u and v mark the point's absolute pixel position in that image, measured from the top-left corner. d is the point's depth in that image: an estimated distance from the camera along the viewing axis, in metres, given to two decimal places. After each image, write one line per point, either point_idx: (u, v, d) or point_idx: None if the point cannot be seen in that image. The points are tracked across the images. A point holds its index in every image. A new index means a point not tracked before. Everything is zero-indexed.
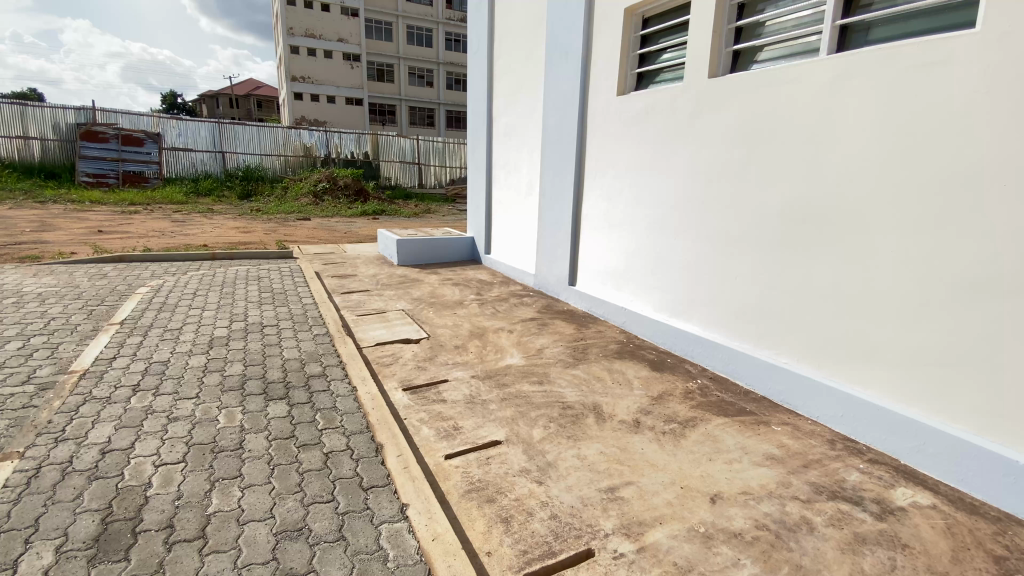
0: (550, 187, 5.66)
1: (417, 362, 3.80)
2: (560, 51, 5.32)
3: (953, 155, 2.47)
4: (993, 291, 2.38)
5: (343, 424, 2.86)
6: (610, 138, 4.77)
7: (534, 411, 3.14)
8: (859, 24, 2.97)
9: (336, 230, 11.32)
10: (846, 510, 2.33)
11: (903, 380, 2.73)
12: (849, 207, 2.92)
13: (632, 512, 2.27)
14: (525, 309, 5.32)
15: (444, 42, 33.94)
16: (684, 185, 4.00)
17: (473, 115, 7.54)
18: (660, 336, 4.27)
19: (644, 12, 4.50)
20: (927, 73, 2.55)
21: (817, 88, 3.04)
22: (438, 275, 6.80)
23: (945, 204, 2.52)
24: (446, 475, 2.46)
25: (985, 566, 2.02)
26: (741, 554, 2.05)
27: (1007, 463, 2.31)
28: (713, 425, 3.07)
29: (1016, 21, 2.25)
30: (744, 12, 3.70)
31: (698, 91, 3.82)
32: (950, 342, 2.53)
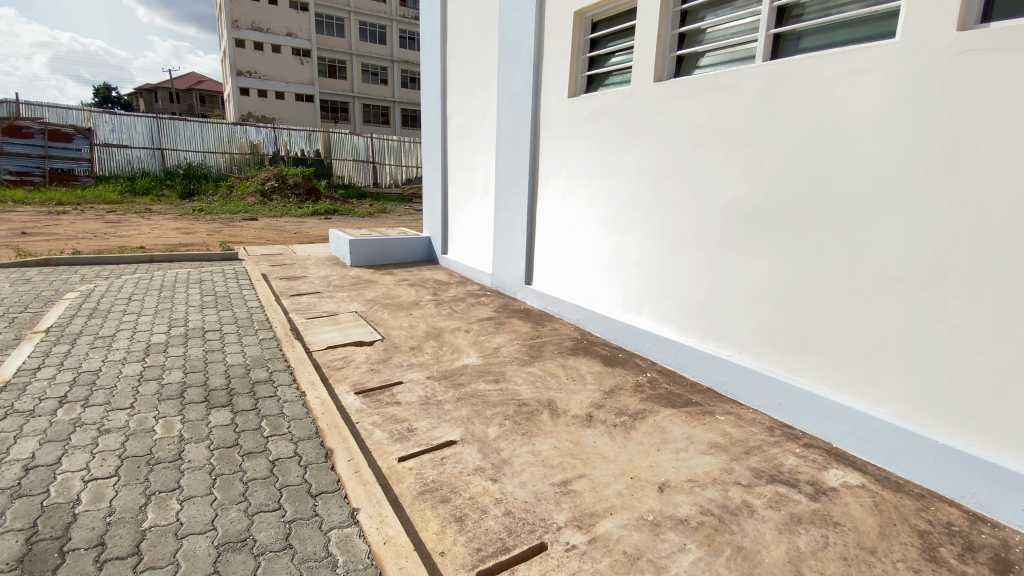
0: (505, 187, 5.69)
1: (370, 365, 3.73)
2: (512, 52, 5.36)
3: (875, 157, 2.67)
4: (913, 283, 2.57)
5: (291, 430, 2.78)
6: (562, 139, 4.85)
7: (489, 409, 3.15)
8: (792, 33, 3.15)
9: (286, 231, 10.95)
10: (784, 492, 2.47)
11: (835, 368, 2.92)
12: (785, 206, 3.09)
13: (585, 505, 2.32)
14: (482, 308, 5.32)
15: (398, 40, 33.43)
16: (632, 185, 4.13)
17: (428, 114, 7.48)
18: (613, 332, 4.38)
19: (593, 15, 4.60)
20: (851, 80, 2.74)
21: (753, 93, 3.20)
22: (394, 276, 6.70)
23: (868, 203, 2.71)
24: (398, 477, 2.44)
25: (907, 538, 2.19)
26: (687, 539, 2.14)
27: (924, 442, 2.51)
28: (662, 416, 3.18)
29: (927, 34, 2.45)
30: (687, 19, 3.85)
31: (644, 94, 3.95)
32: (874, 331, 2.73)
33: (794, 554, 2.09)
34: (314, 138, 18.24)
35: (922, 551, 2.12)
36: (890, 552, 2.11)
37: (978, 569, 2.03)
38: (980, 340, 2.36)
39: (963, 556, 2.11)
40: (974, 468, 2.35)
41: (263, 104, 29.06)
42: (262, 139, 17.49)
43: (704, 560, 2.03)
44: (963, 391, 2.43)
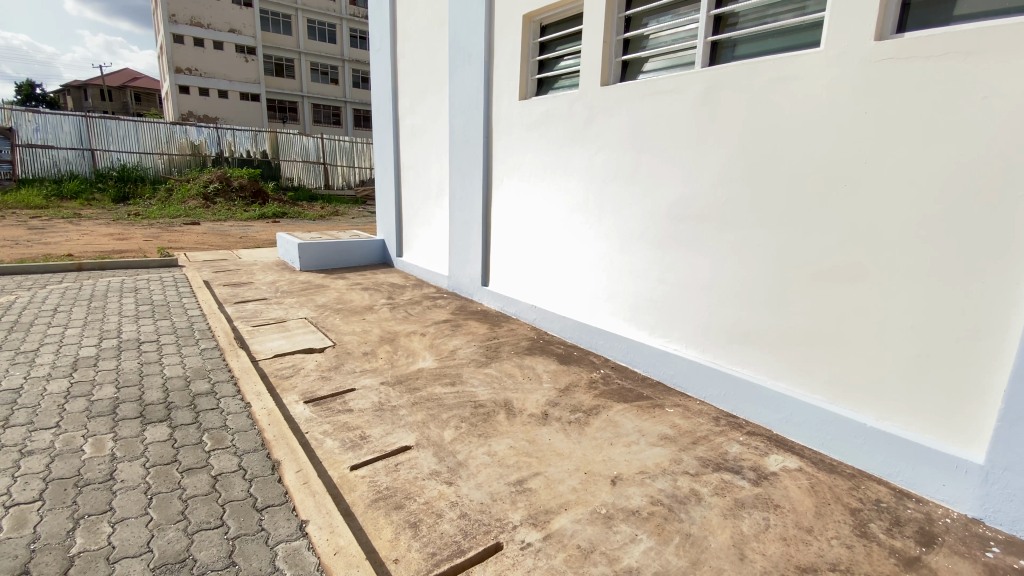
0: (459, 188, 5.67)
1: (321, 372, 3.63)
2: (463, 54, 5.36)
3: (805, 159, 2.83)
4: (842, 276, 2.74)
5: (235, 444, 2.66)
6: (514, 140, 4.88)
7: (445, 413, 3.13)
8: (728, 41, 3.31)
9: (231, 235, 10.48)
10: (729, 479, 2.58)
11: (774, 358, 3.08)
12: (724, 206, 3.23)
13: (539, 502, 2.35)
14: (438, 311, 5.28)
15: (348, 39, 32.69)
16: (582, 187, 4.22)
17: (379, 115, 7.36)
18: (567, 330, 4.45)
19: (541, 20, 4.66)
20: (781, 87, 2.90)
21: (693, 98, 3.34)
22: (347, 280, 6.54)
23: (800, 202, 2.88)
24: (351, 486, 2.38)
25: (840, 516, 2.33)
26: (638, 529, 2.21)
27: (855, 425, 2.68)
28: (615, 411, 3.26)
29: (847, 44, 2.63)
30: (630, 25, 3.96)
31: (592, 97, 4.04)
32: (808, 323, 2.90)
33: (738, 537, 2.19)
34: (260, 138, 17.57)
35: (854, 527, 2.27)
36: (825, 531, 2.24)
37: (903, 542, 2.19)
38: (901, 328, 2.55)
39: (891, 530, 2.26)
40: (899, 447, 2.53)
41: (205, 103, 27.70)
42: (204, 139, 16.70)
43: (655, 549, 2.10)
44: (889, 376, 2.61)
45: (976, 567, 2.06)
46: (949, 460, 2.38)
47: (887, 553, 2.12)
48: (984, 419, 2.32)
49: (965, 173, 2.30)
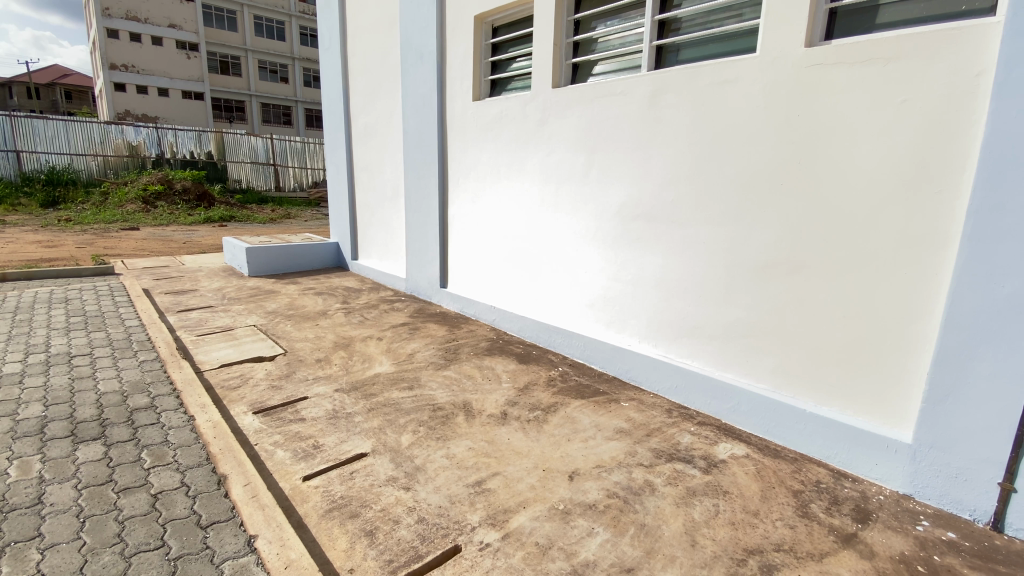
0: (414, 189, 5.61)
1: (271, 382, 3.50)
2: (415, 54, 5.31)
3: (744, 159, 2.97)
4: (782, 270, 2.88)
5: (176, 460, 2.53)
6: (469, 141, 4.87)
7: (403, 417, 3.09)
8: (672, 45, 3.42)
9: (173, 241, 9.97)
10: (681, 468, 2.67)
11: (721, 351, 3.20)
12: (671, 205, 3.35)
13: (498, 502, 2.36)
14: (396, 314, 5.20)
15: (297, 36, 31.63)
16: (536, 187, 4.27)
17: (330, 115, 7.19)
18: (526, 330, 4.48)
19: (493, 21, 4.68)
20: (721, 90, 3.03)
21: (640, 100, 3.43)
22: (299, 285, 6.35)
23: (741, 200, 3.01)
24: (304, 497, 2.31)
25: (784, 499, 2.46)
26: (595, 523, 2.25)
27: (796, 411, 2.83)
28: (572, 407, 3.31)
29: (780, 49, 2.76)
30: (580, 28, 4.02)
31: (543, 99, 4.09)
32: (751, 316, 3.04)
33: (689, 524, 2.27)
34: (204, 139, 16.79)
35: (797, 509, 2.39)
36: (770, 513, 2.35)
37: (841, 519, 2.33)
38: (834, 317, 2.71)
39: (829, 509, 2.40)
40: (837, 430, 2.69)
41: (144, 101, 26.21)
42: (142, 139, 15.84)
43: (611, 541, 2.15)
44: (826, 364, 2.77)
45: (907, 540, 2.21)
46: (882, 441, 2.54)
47: (826, 532, 2.25)
48: (912, 400, 2.49)
49: (888, 171, 2.47)
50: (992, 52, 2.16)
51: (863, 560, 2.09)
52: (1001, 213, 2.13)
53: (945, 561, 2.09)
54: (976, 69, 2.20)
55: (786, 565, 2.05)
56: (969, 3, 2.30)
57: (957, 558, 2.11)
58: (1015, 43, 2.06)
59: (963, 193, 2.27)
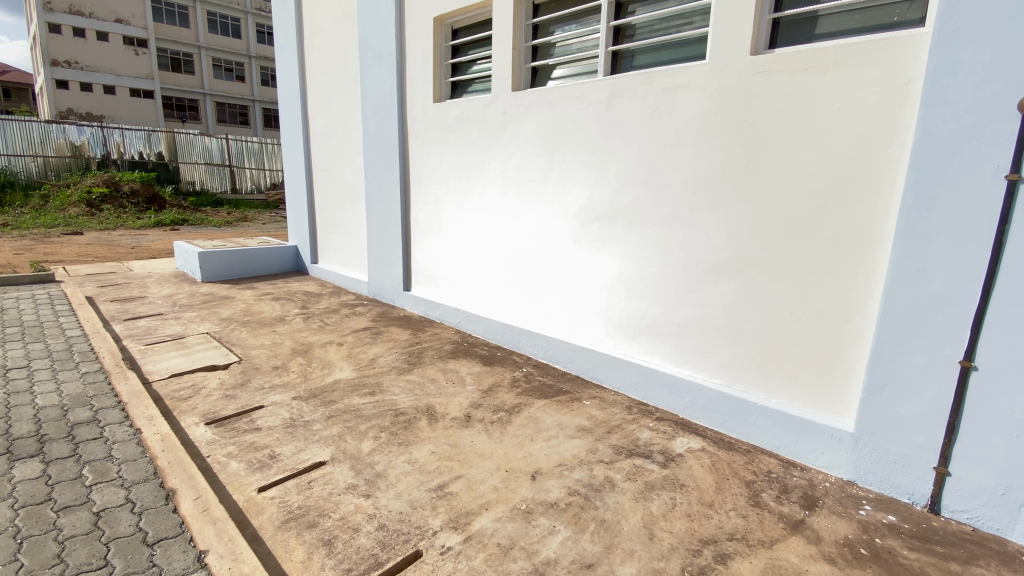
0: (376, 191, 5.53)
1: (225, 391, 3.38)
2: (374, 55, 5.24)
3: (696, 163, 3.06)
4: (733, 270, 2.99)
5: (121, 475, 2.42)
6: (430, 143, 4.84)
7: (364, 424, 3.04)
8: (627, 51, 3.50)
9: (120, 246, 9.49)
10: (640, 464, 2.74)
11: (677, 348, 3.29)
12: (628, 207, 3.43)
13: (460, 504, 2.36)
14: (358, 318, 5.11)
15: (253, 33, 30.65)
16: (497, 190, 4.29)
17: (287, 116, 7.01)
18: (491, 332, 4.49)
19: (452, 23, 4.67)
20: (673, 96, 3.12)
21: (597, 104, 3.50)
22: (256, 290, 6.15)
23: (694, 202, 3.10)
24: (259, 509, 2.25)
25: (737, 489, 2.55)
26: (556, 521, 2.28)
27: (748, 404, 2.95)
28: (536, 407, 3.34)
29: (728, 57, 2.87)
30: (538, 32, 4.07)
31: (503, 102, 4.12)
32: (704, 314, 3.14)
33: (648, 518, 2.33)
34: (154, 139, 16.09)
35: (749, 498, 2.49)
36: (724, 504, 2.44)
37: (790, 507, 2.44)
38: (782, 313, 2.84)
39: (779, 498, 2.51)
40: (786, 422, 2.81)
41: (88, 98, 24.85)
42: (86, 139, 15.08)
43: (571, 539, 2.18)
44: (775, 358, 2.89)
45: (850, 524, 2.34)
46: (826, 430, 2.67)
47: (777, 519, 2.35)
48: (852, 390, 2.63)
49: (828, 174, 2.60)
50: (919, 62, 2.31)
51: (810, 545, 2.20)
52: (930, 213, 2.28)
53: (886, 542, 2.22)
54: (906, 77, 2.35)
55: (738, 554, 2.13)
56: (900, 15, 2.45)
57: (896, 539, 2.24)
58: (940, 55, 2.21)
59: (896, 194, 2.42)
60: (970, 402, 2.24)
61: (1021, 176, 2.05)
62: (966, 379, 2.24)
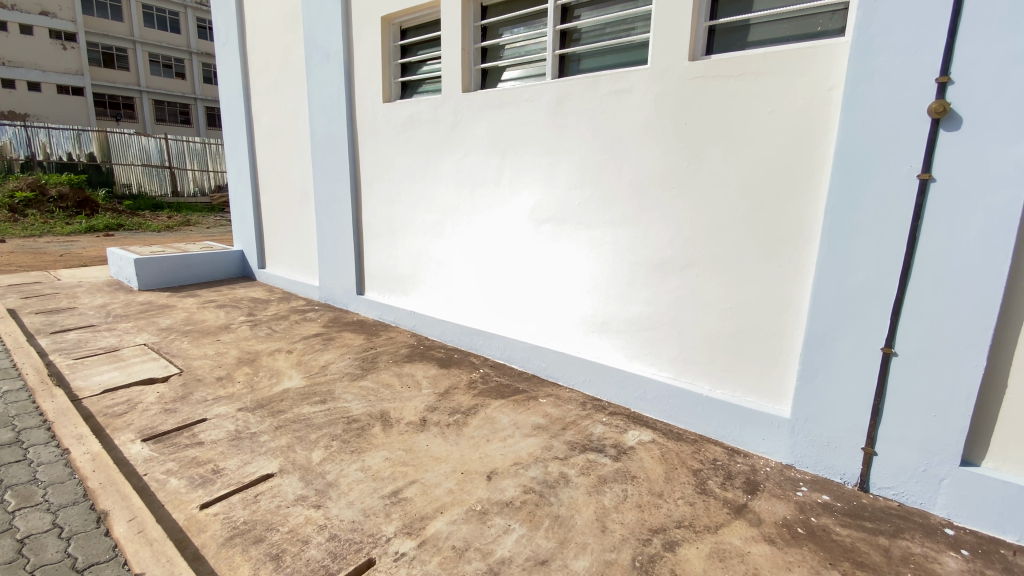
0: (325, 193, 5.39)
1: (163, 405, 3.22)
2: (320, 53, 5.12)
3: (641, 164, 3.16)
4: (677, 267, 3.10)
5: (47, 499, 2.28)
6: (381, 144, 4.77)
7: (314, 433, 2.97)
8: (574, 55, 3.56)
9: (46, 254, 8.84)
10: (593, 458, 2.80)
11: (627, 344, 3.39)
12: (578, 207, 3.49)
13: (415, 509, 2.34)
14: (309, 325, 4.97)
15: (194, 28, 29.20)
16: (450, 191, 4.28)
17: (230, 115, 6.73)
18: (447, 334, 4.47)
19: (401, 22, 4.62)
20: (619, 99, 3.20)
21: (546, 106, 3.55)
22: (199, 298, 5.88)
23: (640, 202, 3.20)
24: (201, 527, 2.16)
25: (685, 478, 2.65)
26: (511, 519, 2.30)
27: (694, 396, 3.07)
28: (492, 408, 3.36)
29: (668, 62, 2.98)
30: (487, 34, 4.08)
31: (454, 102, 4.11)
32: (652, 310, 3.25)
33: (600, 511, 2.39)
34: (85, 139, 15.25)
35: (696, 486, 2.59)
36: (672, 493, 2.53)
37: (734, 492, 2.56)
38: (723, 308, 2.96)
39: (724, 484, 2.63)
40: (729, 412, 2.95)
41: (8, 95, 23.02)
42: (8, 139, 14.34)
43: (526, 536, 2.21)
44: (718, 351, 3.01)
45: (789, 505, 2.48)
46: (765, 417, 2.82)
47: (721, 505, 2.46)
48: (788, 379, 2.78)
49: (762, 175, 2.74)
50: (840, 70, 2.47)
51: (752, 527, 2.31)
52: (853, 210, 2.45)
53: (820, 521, 2.36)
54: (828, 84, 2.51)
55: (686, 540, 2.22)
56: (823, 25, 2.61)
57: (829, 517, 2.39)
58: (858, 63, 2.37)
59: (822, 194, 2.57)
60: (892, 386, 2.42)
61: (931, 176, 2.24)
62: (887, 364, 2.41)
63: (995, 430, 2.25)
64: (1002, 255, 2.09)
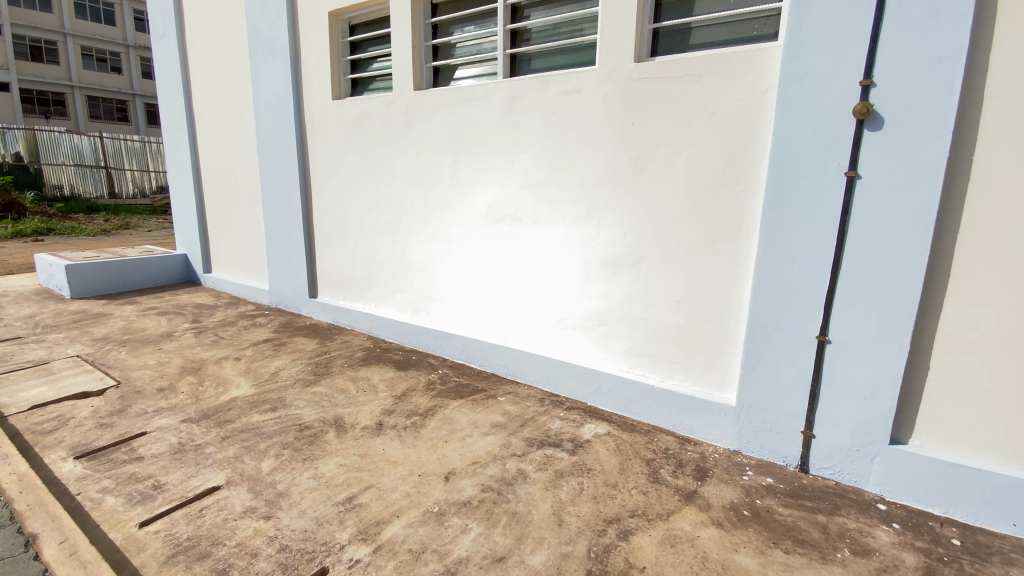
0: (274, 193, 5.22)
1: (98, 420, 3.04)
2: (265, 48, 4.94)
3: (592, 163, 3.22)
4: (627, 263, 3.18)
5: None
6: (332, 143, 4.65)
7: (264, 442, 2.87)
8: (524, 55, 3.59)
9: None
10: (551, 453, 2.84)
11: (583, 340, 3.45)
12: (533, 205, 3.52)
13: (370, 514, 2.31)
14: (259, 330, 4.80)
15: (131, 20, 27.58)
16: (404, 190, 4.23)
17: (170, 112, 6.40)
18: (405, 336, 4.42)
19: (349, 18, 4.51)
20: (569, 99, 3.25)
21: (498, 105, 3.56)
22: (139, 305, 5.57)
23: (592, 201, 3.26)
24: (140, 545, 2.06)
25: (639, 468, 2.73)
26: (469, 519, 2.31)
27: (647, 388, 3.16)
28: (450, 408, 3.35)
29: (615, 64, 3.04)
30: (438, 32, 4.05)
31: (405, 100, 4.06)
32: (605, 306, 3.31)
33: (557, 505, 2.43)
34: (9, 137, 14.24)
35: (649, 476, 2.67)
36: (626, 483, 2.60)
37: (684, 480, 2.65)
38: (672, 302, 3.06)
39: (675, 472, 2.72)
40: (680, 402, 3.05)
41: None
42: None
43: (483, 534, 2.22)
44: (668, 344, 3.11)
45: (735, 489, 2.59)
46: (713, 406, 2.94)
47: (673, 492, 2.54)
48: (733, 368, 2.91)
49: (705, 173, 2.84)
50: (775, 73, 2.59)
51: (701, 512, 2.41)
52: (788, 206, 2.58)
53: (765, 503, 2.48)
54: (764, 86, 2.62)
55: (639, 528, 2.29)
56: (759, 30, 2.73)
57: (773, 499, 2.51)
58: (791, 67, 2.49)
59: (760, 191, 2.69)
60: (827, 372, 2.57)
61: (857, 173, 2.38)
62: (822, 351, 2.56)
63: (919, 411, 2.42)
64: (921, 247, 2.26)
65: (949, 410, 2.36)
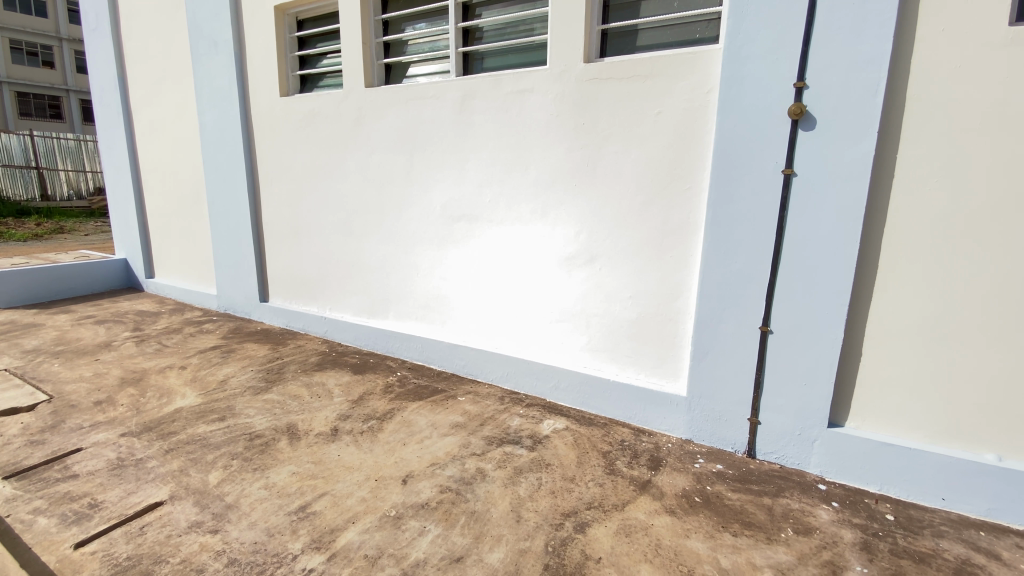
0: (221, 194, 5.02)
1: (28, 438, 2.85)
2: (208, 43, 4.74)
3: (545, 162, 3.25)
4: (581, 260, 3.23)
5: None
6: (281, 141, 4.51)
7: (211, 453, 2.77)
8: (477, 53, 3.58)
9: None
10: (509, 450, 2.86)
11: (540, 336, 3.48)
12: (488, 204, 3.53)
13: (324, 522, 2.26)
14: (206, 337, 4.61)
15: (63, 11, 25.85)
16: (357, 189, 4.15)
17: (105, 108, 6.05)
18: (361, 338, 4.34)
19: (296, 13, 4.38)
20: (521, 98, 3.27)
21: (451, 104, 3.54)
22: (74, 314, 5.25)
23: (546, 198, 3.29)
24: (75, 568, 1.95)
25: (596, 461, 2.79)
26: (427, 521, 2.30)
27: (603, 382, 3.22)
28: (408, 410, 3.32)
29: (566, 64, 3.08)
30: (389, 29, 3.99)
31: (357, 98, 3.98)
32: (561, 302, 3.36)
33: (515, 502, 2.45)
34: None
35: (605, 468, 2.73)
36: (584, 476, 2.65)
37: (639, 470, 2.73)
38: (625, 296, 3.12)
39: (631, 463, 2.79)
40: (634, 395, 3.13)
41: None
42: None
43: (440, 536, 2.21)
44: (622, 339, 3.18)
45: (687, 477, 2.68)
46: (665, 397, 3.03)
47: (628, 483, 2.61)
48: (682, 360, 3.00)
49: (653, 170, 2.91)
50: (716, 75, 2.69)
51: (655, 501, 2.48)
52: (731, 204, 2.68)
53: (715, 489, 2.58)
54: (706, 87, 2.72)
55: (596, 520, 2.33)
56: (701, 33, 2.82)
57: (723, 484, 2.62)
58: (731, 69, 2.59)
59: (704, 188, 2.79)
60: (770, 361, 2.69)
61: (792, 171, 2.50)
62: (765, 341, 2.68)
63: (854, 394, 2.57)
64: (852, 240, 2.39)
65: (880, 393, 2.52)
